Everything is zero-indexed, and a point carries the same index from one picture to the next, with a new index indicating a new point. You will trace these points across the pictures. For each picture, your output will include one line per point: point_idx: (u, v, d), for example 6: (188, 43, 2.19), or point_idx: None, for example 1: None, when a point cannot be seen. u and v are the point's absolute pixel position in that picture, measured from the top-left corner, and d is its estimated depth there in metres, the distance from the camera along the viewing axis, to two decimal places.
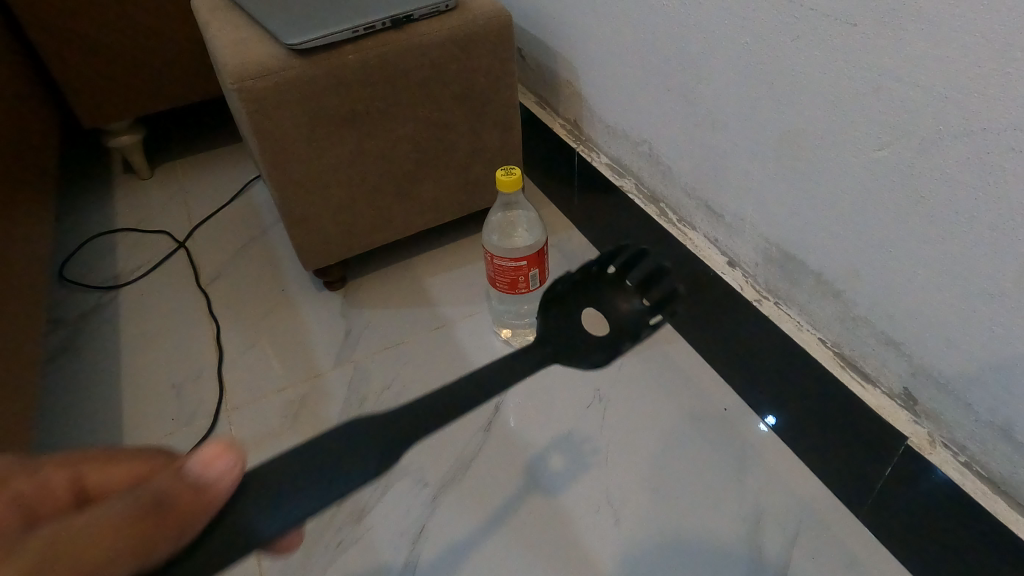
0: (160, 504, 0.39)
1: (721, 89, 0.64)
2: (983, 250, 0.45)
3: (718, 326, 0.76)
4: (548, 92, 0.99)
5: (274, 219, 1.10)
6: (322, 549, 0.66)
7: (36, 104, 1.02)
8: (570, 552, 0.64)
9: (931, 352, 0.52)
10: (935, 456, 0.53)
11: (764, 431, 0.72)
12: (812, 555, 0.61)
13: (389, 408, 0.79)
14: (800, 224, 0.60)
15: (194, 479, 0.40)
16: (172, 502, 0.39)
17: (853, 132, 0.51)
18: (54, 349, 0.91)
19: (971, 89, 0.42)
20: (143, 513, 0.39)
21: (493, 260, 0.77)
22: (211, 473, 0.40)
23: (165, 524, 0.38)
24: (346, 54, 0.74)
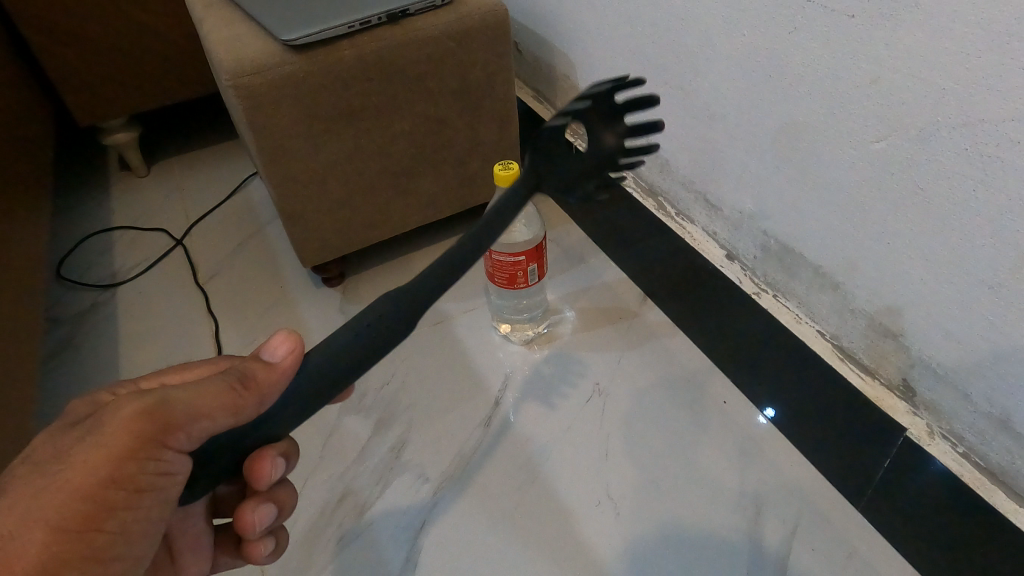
0: (236, 380, 0.42)
1: (719, 82, 0.64)
2: (981, 241, 0.45)
3: (717, 320, 0.76)
4: (546, 86, 0.99)
5: (271, 215, 1.10)
6: (323, 545, 0.66)
7: (31, 102, 1.01)
8: (571, 546, 0.64)
9: (930, 343, 0.52)
10: (934, 447, 0.54)
11: (763, 423, 0.72)
12: (812, 547, 0.62)
13: (389, 403, 0.79)
14: (799, 217, 0.60)
15: (261, 362, 0.43)
16: (245, 379, 0.42)
17: (851, 124, 0.51)
18: (53, 348, 0.91)
19: (969, 80, 0.42)
20: (222, 386, 0.41)
21: (491, 255, 0.77)
22: (277, 357, 0.43)
23: (242, 395, 0.42)
24: (341, 50, 0.74)
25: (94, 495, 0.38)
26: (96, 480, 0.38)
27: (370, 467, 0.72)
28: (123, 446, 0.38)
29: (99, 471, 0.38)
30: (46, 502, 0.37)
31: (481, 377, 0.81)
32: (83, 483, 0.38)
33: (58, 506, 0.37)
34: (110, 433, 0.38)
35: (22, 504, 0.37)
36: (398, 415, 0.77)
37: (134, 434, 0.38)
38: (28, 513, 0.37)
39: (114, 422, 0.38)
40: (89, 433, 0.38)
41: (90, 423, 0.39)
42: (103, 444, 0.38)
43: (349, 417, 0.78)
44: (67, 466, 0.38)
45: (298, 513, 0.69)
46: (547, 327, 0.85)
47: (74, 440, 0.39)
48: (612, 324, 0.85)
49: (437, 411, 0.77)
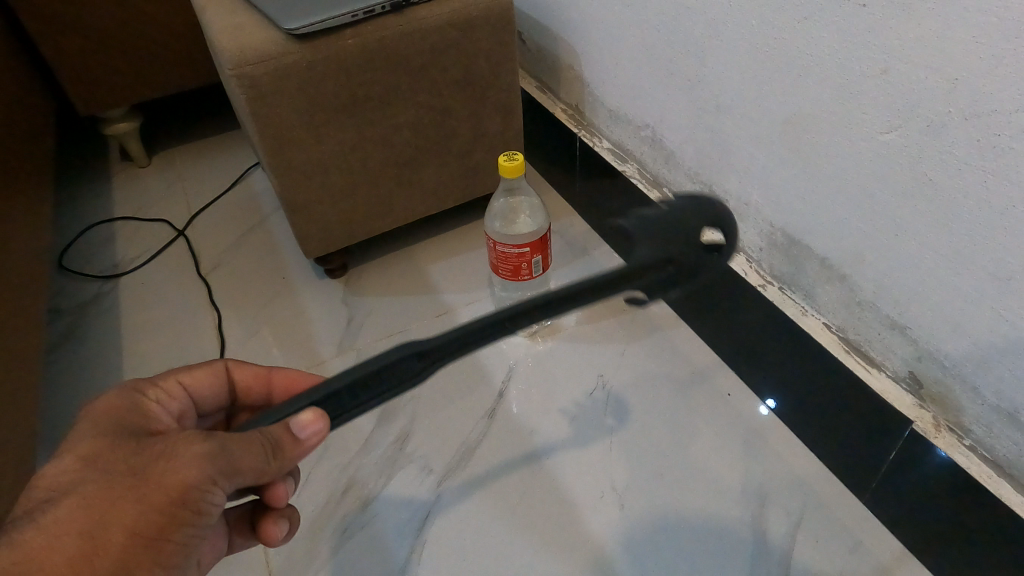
0: (272, 447, 0.41)
1: (727, 73, 0.63)
2: (992, 233, 0.44)
3: (722, 312, 0.75)
4: (550, 76, 0.98)
5: (273, 206, 1.09)
6: (328, 536, 0.67)
7: (31, 92, 1.01)
8: (576, 538, 0.64)
9: (937, 336, 0.52)
10: (940, 439, 0.54)
11: (765, 414, 0.72)
12: (815, 539, 0.62)
13: (393, 395, 0.79)
14: (806, 209, 0.60)
15: (292, 433, 0.41)
16: (278, 447, 0.41)
17: (860, 115, 0.50)
18: (55, 339, 0.91)
19: (983, 70, 0.41)
20: (257, 447, 0.41)
21: (495, 246, 0.77)
22: (308, 433, 0.40)
23: (271, 462, 0.41)
24: (345, 40, 0.73)
25: (156, 524, 0.38)
26: (160, 512, 0.38)
27: (374, 459, 0.72)
28: (194, 482, 0.39)
29: (169, 501, 0.38)
30: (112, 525, 0.37)
31: (485, 369, 0.80)
32: (152, 510, 0.38)
33: (123, 529, 0.37)
34: (180, 471, 0.39)
35: (88, 521, 0.37)
36: (402, 407, 0.77)
37: (200, 476, 0.39)
38: (93, 533, 0.37)
39: (185, 461, 0.39)
40: (161, 464, 0.39)
41: (158, 453, 0.40)
42: (174, 478, 0.38)
43: None
44: (133, 492, 0.38)
45: (302, 504, 0.69)
46: (550, 319, 0.85)
47: (140, 467, 0.39)
48: (615, 316, 0.85)
49: (440, 402, 0.77)
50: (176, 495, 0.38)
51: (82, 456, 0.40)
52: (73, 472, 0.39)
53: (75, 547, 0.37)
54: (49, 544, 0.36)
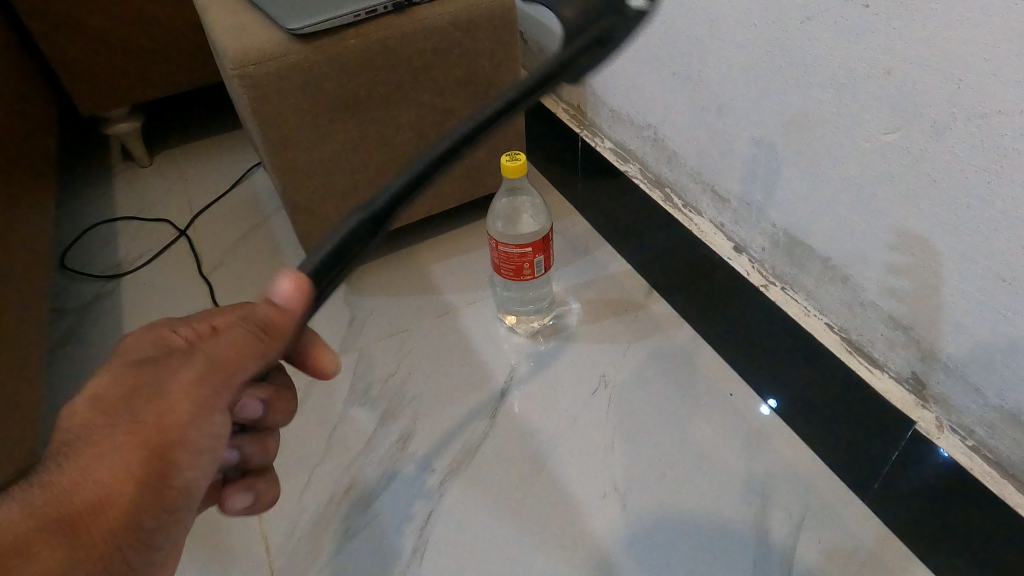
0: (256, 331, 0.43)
1: (729, 73, 0.63)
2: (995, 234, 0.44)
3: (724, 313, 0.75)
4: (552, 76, 0.98)
5: (275, 205, 1.09)
6: (330, 536, 0.67)
7: (33, 92, 1.01)
8: (578, 538, 0.64)
9: (941, 336, 0.52)
10: (943, 440, 0.54)
11: (767, 414, 0.72)
12: (817, 539, 0.62)
13: (395, 395, 0.79)
14: (808, 210, 0.60)
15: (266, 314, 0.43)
16: (262, 330, 0.43)
17: (863, 116, 0.50)
18: (58, 338, 0.91)
19: (986, 71, 0.41)
20: (249, 337, 0.42)
21: (497, 247, 0.77)
22: (285, 297, 0.42)
23: (267, 340, 0.43)
24: (347, 40, 0.73)
25: (167, 445, 0.40)
26: (167, 433, 0.40)
27: (377, 458, 0.72)
28: (191, 397, 0.41)
29: (178, 416, 0.40)
30: (126, 459, 0.39)
31: (487, 368, 0.81)
32: (161, 426, 0.40)
33: (138, 458, 0.39)
34: (182, 388, 0.40)
35: (103, 459, 0.39)
36: (404, 407, 0.77)
37: (199, 388, 0.41)
38: (110, 470, 0.39)
39: (184, 375, 0.41)
40: (160, 382, 0.41)
41: (155, 373, 0.41)
42: (178, 394, 0.40)
43: (355, 408, 0.78)
44: (141, 421, 0.39)
45: (305, 504, 0.69)
46: (552, 319, 0.85)
47: (144, 390, 0.40)
48: (617, 315, 0.85)
49: (442, 402, 0.77)
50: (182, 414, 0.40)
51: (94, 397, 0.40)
52: (84, 414, 0.40)
53: (96, 486, 0.38)
54: (73, 487, 0.38)
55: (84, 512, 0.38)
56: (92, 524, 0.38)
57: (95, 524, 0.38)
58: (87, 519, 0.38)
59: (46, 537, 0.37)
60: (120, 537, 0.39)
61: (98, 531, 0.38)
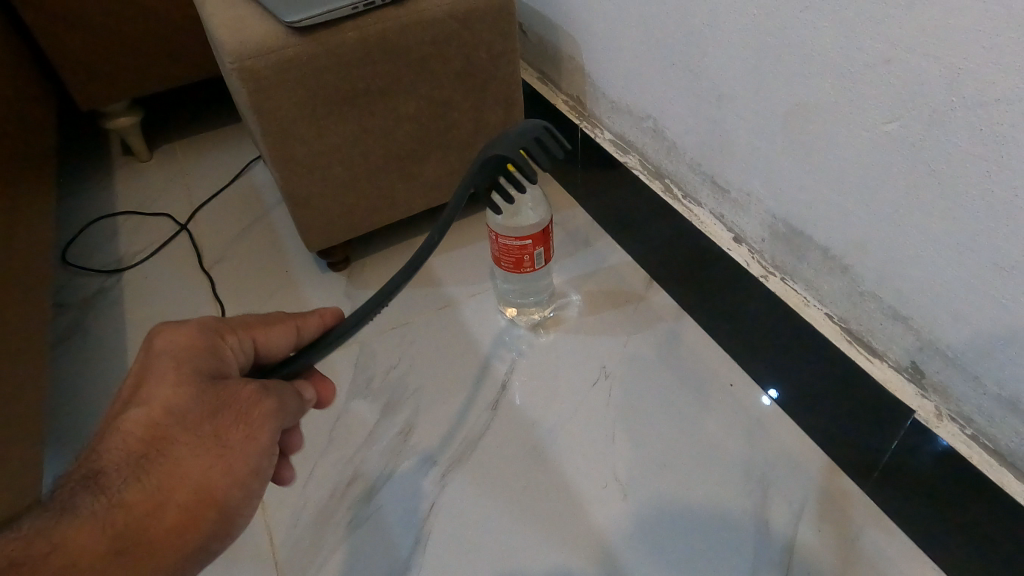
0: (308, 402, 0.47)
1: (728, 63, 0.63)
2: (993, 221, 0.44)
3: (724, 303, 0.76)
4: (551, 68, 0.98)
5: (276, 199, 1.10)
6: (333, 528, 0.67)
7: (31, 87, 1.01)
8: (580, 528, 0.64)
9: (940, 325, 0.52)
10: (942, 429, 0.54)
11: (767, 404, 0.73)
12: (817, 528, 0.62)
13: (396, 387, 0.79)
14: (808, 199, 0.60)
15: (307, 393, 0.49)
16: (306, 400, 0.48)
17: (862, 106, 0.50)
18: (60, 333, 0.92)
19: (985, 60, 0.41)
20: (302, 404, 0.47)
21: (497, 239, 0.77)
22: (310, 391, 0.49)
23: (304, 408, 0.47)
24: (345, 32, 0.73)
25: (240, 472, 0.42)
26: (240, 464, 0.42)
27: (378, 450, 0.73)
28: (268, 433, 0.43)
29: (252, 460, 0.42)
30: (200, 477, 0.41)
31: (487, 360, 0.81)
32: (239, 470, 0.42)
33: (211, 481, 0.41)
34: (254, 422, 0.42)
35: (176, 476, 0.40)
36: (406, 399, 0.77)
37: (272, 424, 0.43)
38: (182, 486, 0.40)
39: (256, 413, 0.43)
40: (234, 420, 0.42)
41: (233, 410, 0.42)
42: (252, 432, 0.42)
43: (356, 401, 0.78)
44: (214, 448, 0.41)
45: (308, 496, 0.70)
46: (553, 311, 0.85)
47: (216, 418, 0.42)
48: (618, 307, 0.85)
49: (443, 394, 0.77)
50: (253, 447, 0.42)
51: (168, 409, 0.42)
52: (162, 426, 0.41)
53: (172, 498, 0.40)
54: (143, 496, 0.39)
55: (156, 524, 0.39)
56: (160, 532, 0.39)
57: (165, 534, 0.39)
58: (157, 530, 0.39)
59: (118, 543, 0.38)
60: (185, 542, 0.40)
61: (168, 539, 0.39)
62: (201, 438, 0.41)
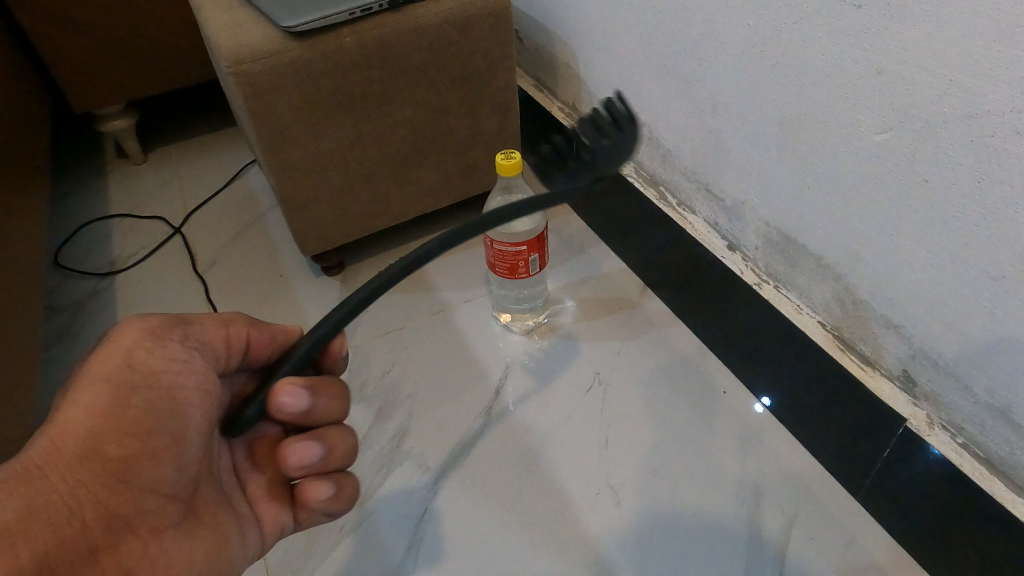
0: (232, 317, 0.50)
1: (723, 72, 0.63)
2: (985, 232, 0.45)
3: (718, 311, 0.76)
4: (547, 75, 0.98)
5: (270, 203, 1.09)
6: (325, 534, 0.67)
7: (26, 89, 1.00)
8: (573, 535, 0.64)
9: (931, 334, 0.52)
10: (933, 437, 0.54)
11: (760, 412, 0.73)
12: (810, 536, 0.62)
13: (390, 393, 0.79)
14: (801, 208, 0.60)
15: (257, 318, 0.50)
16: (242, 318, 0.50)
17: (855, 116, 0.51)
18: (51, 337, 0.91)
19: (977, 72, 0.42)
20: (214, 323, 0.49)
21: (492, 245, 0.77)
22: None
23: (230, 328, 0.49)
24: (342, 38, 0.73)
25: (120, 389, 0.43)
26: (118, 379, 0.43)
27: (372, 456, 0.72)
28: (141, 345, 0.44)
29: (128, 361, 0.44)
30: (78, 403, 0.42)
31: (481, 366, 0.81)
32: (115, 375, 0.43)
33: (94, 407, 0.42)
34: (125, 341, 0.44)
35: (56, 417, 0.42)
36: (399, 405, 0.77)
37: (150, 335, 0.45)
38: (61, 425, 0.41)
39: (124, 334, 0.45)
40: (101, 350, 0.44)
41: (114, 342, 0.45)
42: (122, 349, 0.44)
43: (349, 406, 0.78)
44: (84, 381, 0.42)
45: None
46: (547, 317, 0.86)
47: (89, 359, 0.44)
48: (612, 314, 0.85)
49: (437, 400, 0.77)
50: (127, 363, 0.43)
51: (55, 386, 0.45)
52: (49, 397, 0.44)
53: (50, 440, 0.41)
54: (29, 448, 0.41)
55: (42, 463, 0.40)
56: (53, 467, 0.40)
57: (56, 470, 0.40)
58: (48, 469, 0.40)
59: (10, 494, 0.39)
60: (89, 462, 0.41)
61: (62, 473, 0.40)
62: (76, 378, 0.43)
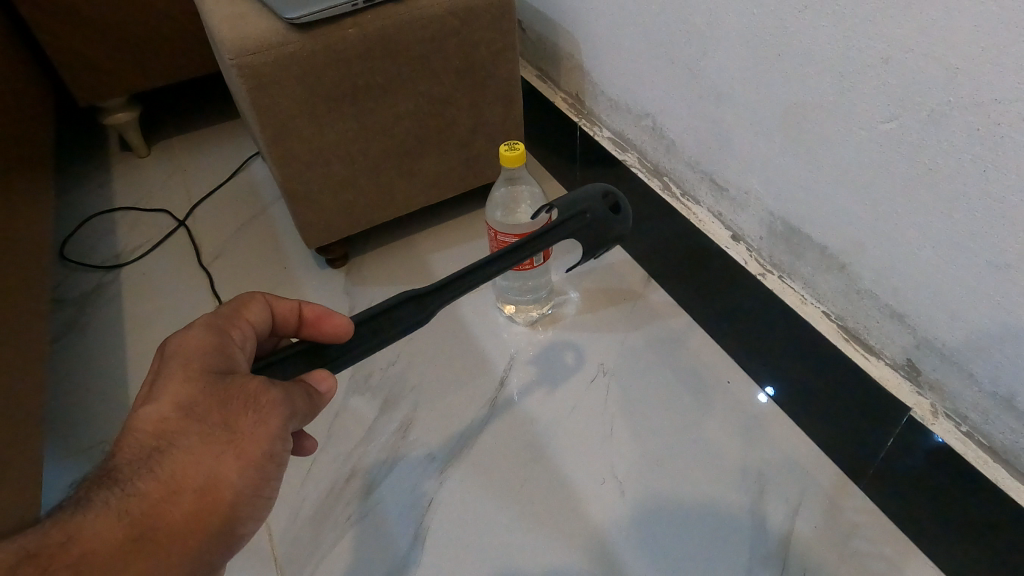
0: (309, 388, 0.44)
1: (728, 62, 0.63)
2: (990, 222, 0.45)
3: (722, 301, 0.76)
4: (550, 65, 0.98)
5: (274, 195, 1.10)
6: (333, 523, 0.67)
7: (30, 83, 1.01)
8: (578, 524, 0.65)
9: (936, 323, 0.52)
10: (938, 426, 0.54)
11: (763, 401, 0.73)
12: (814, 524, 0.63)
13: (394, 384, 0.79)
14: (807, 199, 0.60)
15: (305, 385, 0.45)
16: (324, 387, 0.46)
17: (860, 106, 0.50)
18: (58, 330, 0.91)
19: (982, 60, 0.41)
20: (317, 395, 0.45)
21: (496, 236, 0.77)
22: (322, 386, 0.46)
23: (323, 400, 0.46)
24: (345, 29, 0.73)
25: (259, 475, 0.40)
26: (259, 466, 0.40)
27: (377, 447, 0.73)
28: (282, 430, 0.41)
29: (266, 446, 0.40)
30: (220, 476, 0.39)
31: (485, 357, 0.81)
32: (254, 457, 0.40)
33: (236, 487, 0.39)
34: (274, 419, 0.41)
35: (204, 478, 0.38)
36: (404, 396, 0.78)
37: (287, 424, 0.42)
38: (205, 488, 0.38)
39: (272, 410, 0.41)
40: (254, 420, 0.40)
41: (245, 398, 0.41)
42: (269, 432, 0.41)
43: (355, 398, 0.78)
44: (232, 450, 0.39)
45: (307, 492, 0.70)
46: (551, 308, 0.86)
47: (229, 419, 0.40)
48: (616, 305, 0.86)
49: (442, 391, 0.78)
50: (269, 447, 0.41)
51: (175, 404, 0.40)
52: (171, 420, 0.39)
53: (194, 501, 0.38)
54: (170, 501, 0.37)
55: (178, 525, 0.37)
56: (184, 536, 0.38)
57: (191, 534, 0.38)
58: (184, 532, 0.38)
59: (149, 548, 0.36)
60: (215, 535, 0.39)
61: (197, 540, 0.38)
62: (216, 436, 0.39)
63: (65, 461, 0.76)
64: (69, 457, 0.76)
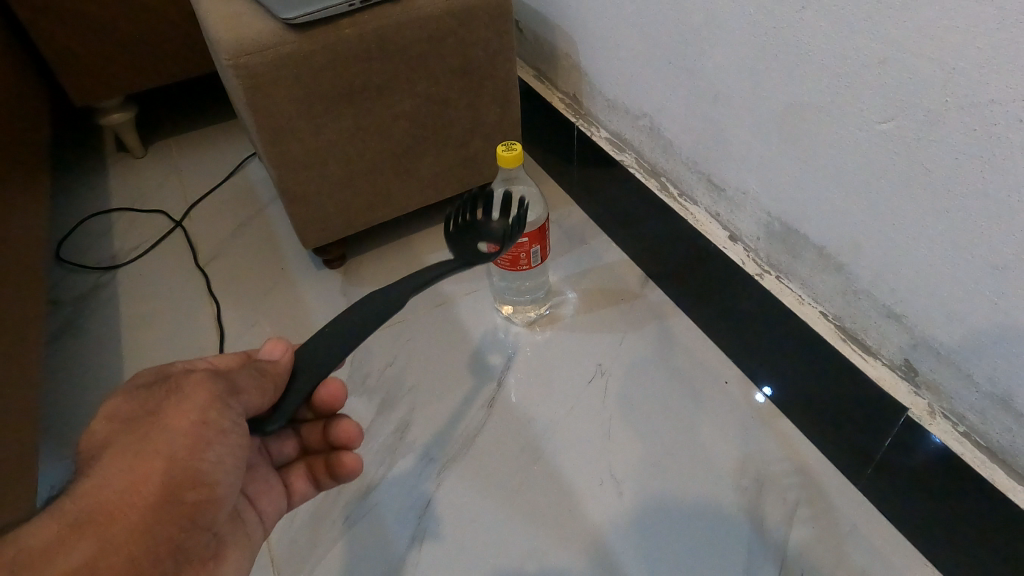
0: (257, 369, 0.47)
1: (726, 62, 0.63)
2: (988, 222, 0.45)
3: (720, 301, 0.76)
4: (547, 66, 0.98)
5: (271, 196, 1.09)
6: (330, 524, 0.67)
7: (26, 83, 1.00)
8: (576, 525, 0.65)
9: (934, 323, 0.52)
10: (935, 426, 0.54)
11: (761, 402, 0.73)
12: (812, 524, 0.63)
13: (392, 385, 0.79)
14: (804, 199, 0.60)
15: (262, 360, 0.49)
16: (263, 368, 0.48)
17: (858, 106, 0.50)
18: (55, 331, 0.91)
19: (980, 60, 0.41)
20: (253, 375, 0.46)
21: None
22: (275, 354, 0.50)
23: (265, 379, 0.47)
24: (342, 29, 0.73)
25: (191, 448, 0.41)
26: (189, 438, 0.41)
27: (374, 448, 0.73)
28: (206, 401, 0.43)
29: (193, 419, 0.42)
30: (149, 454, 0.40)
31: (483, 358, 0.81)
32: (179, 430, 0.41)
33: (168, 460, 0.41)
34: (194, 396, 0.43)
35: (129, 460, 0.40)
36: (401, 396, 0.78)
37: (214, 398, 0.43)
38: (136, 468, 0.40)
39: (193, 390, 0.43)
40: (172, 401, 0.42)
41: (165, 390, 0.44)
42: (193, 406, 0.42)
43: (352, 399, 0.78)
44: (156, 430, 0.41)
45: None
46: (549, 309, 0.86)
47: (154, 407, 0.43)
48: (614, 305, 0.85)
49: (440, 391, 0.78)
50: (199, 421, 0.42)
51: (108, 415, 0.43)
52: (104, 429, 0.42)
53: (124, 482, 0.39)
54: (102, 485, 0.39)
55: (114, 505, 0.39)
56: (125, 515, 0.39)
57: (130, 511, 0.39)
58: (122, 511, 0.39)
59: (86, 531, 0.38)
60: (160, 512, 0.40)
61: (137, 517, 0.39)
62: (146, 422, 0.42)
63: (61, 463, 0.75)
64: (65, 460, 0.76)
